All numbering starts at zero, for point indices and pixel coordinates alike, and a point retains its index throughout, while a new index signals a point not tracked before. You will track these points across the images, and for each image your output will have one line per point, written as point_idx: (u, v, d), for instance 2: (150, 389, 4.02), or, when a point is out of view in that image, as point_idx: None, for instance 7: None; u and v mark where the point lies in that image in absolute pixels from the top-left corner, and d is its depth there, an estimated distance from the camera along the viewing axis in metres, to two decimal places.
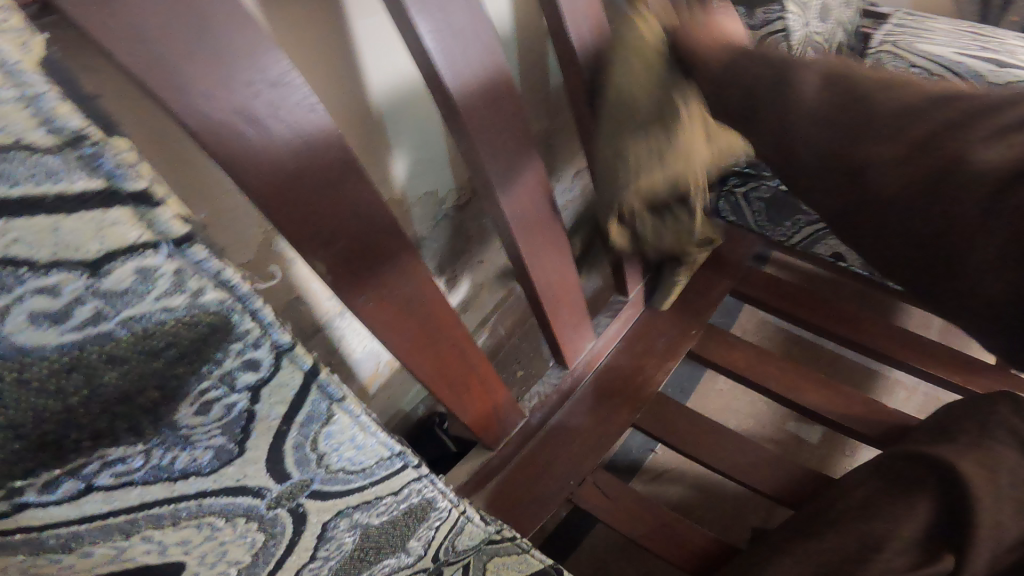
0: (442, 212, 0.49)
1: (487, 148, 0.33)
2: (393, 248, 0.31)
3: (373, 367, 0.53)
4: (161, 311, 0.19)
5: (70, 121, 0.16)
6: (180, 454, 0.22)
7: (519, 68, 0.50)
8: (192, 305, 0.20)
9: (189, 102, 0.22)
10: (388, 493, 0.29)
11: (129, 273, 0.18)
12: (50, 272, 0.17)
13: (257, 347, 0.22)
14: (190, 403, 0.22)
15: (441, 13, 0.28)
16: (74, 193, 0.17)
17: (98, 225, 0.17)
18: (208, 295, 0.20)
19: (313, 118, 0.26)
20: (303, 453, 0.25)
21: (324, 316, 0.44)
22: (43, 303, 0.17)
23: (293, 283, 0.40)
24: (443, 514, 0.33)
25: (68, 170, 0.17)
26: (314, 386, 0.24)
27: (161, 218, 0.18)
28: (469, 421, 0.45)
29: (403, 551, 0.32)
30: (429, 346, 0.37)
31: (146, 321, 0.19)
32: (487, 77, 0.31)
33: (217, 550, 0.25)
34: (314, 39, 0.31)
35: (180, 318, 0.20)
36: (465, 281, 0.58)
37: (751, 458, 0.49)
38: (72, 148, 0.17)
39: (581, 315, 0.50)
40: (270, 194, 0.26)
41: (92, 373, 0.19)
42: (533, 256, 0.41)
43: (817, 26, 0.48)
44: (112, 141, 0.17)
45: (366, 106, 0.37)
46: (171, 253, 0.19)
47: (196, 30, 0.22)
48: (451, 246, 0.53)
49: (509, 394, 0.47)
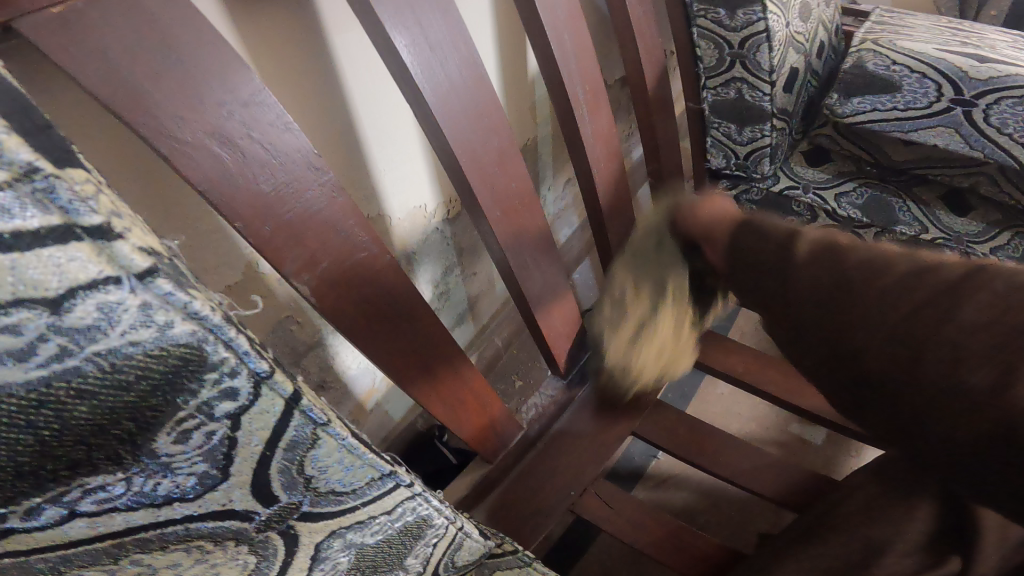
0: (431, 225, 0.52)
1: (473, 167, 0.37)
2: (392, 281, 0.33)
3: (368, 383, 0.56)
4: (130, 346, 0.16)
5: (20, 152, 0.14)
6: (162, 481, 0.21)
7: (502, 78, 0.54)
8: (162, 338, 0.17)
9: (159, 124, 0.22)
10: (382, 512, 0.31)
11: (91, 310, 0.15)
12: (11, 311, 0.14)
13: (235, 376, 0.19)
14: (168, 431, 0.19)
15: (419, 29, 0.31)
16: (29, 231, 0.14)
17: (56, 263, 0.15)
18: (178, 329, 0.17)
19: (289, 138, 0.26)
20: (289, 476, 0.24)
21: (315, 335, 0.46)
22: (7, 341, 0.15)
23: (282, 303, 0.42)
24: (440, 530, 0.36)
25: (20, 206, 0.14)
26: (297, 412, 0.22)
27: (122, 251, 0.15)
28: (465, 434, 0.46)
29: (402, 568, 0.36)
30: (421, 364, 0.38)
31: (116, 356, 0.16)
32: (463, 88, 0.34)
33: (208, 571, 0.26)
34: (293, 59, 0.34)
35: (152, 351, 0.17)
36: (457, 292, 0.62)
37: (751, 462, 0.54)
38: (24, 182, 0.14)
39: (574, 324, 0.53)
40: (252, 217, 0.26)
41: (61, 410, 0.16)
42: (522, 268, 0.44)
43: (798, 27, 0.53)
44: (68, 173, 0.15)
45: (347, 123, 0.39)
46: (135, 287, 0.16)
47: (163, 53, 0.22)
48: (441, 255, 0.56)
49: (503, 406, 0.49)
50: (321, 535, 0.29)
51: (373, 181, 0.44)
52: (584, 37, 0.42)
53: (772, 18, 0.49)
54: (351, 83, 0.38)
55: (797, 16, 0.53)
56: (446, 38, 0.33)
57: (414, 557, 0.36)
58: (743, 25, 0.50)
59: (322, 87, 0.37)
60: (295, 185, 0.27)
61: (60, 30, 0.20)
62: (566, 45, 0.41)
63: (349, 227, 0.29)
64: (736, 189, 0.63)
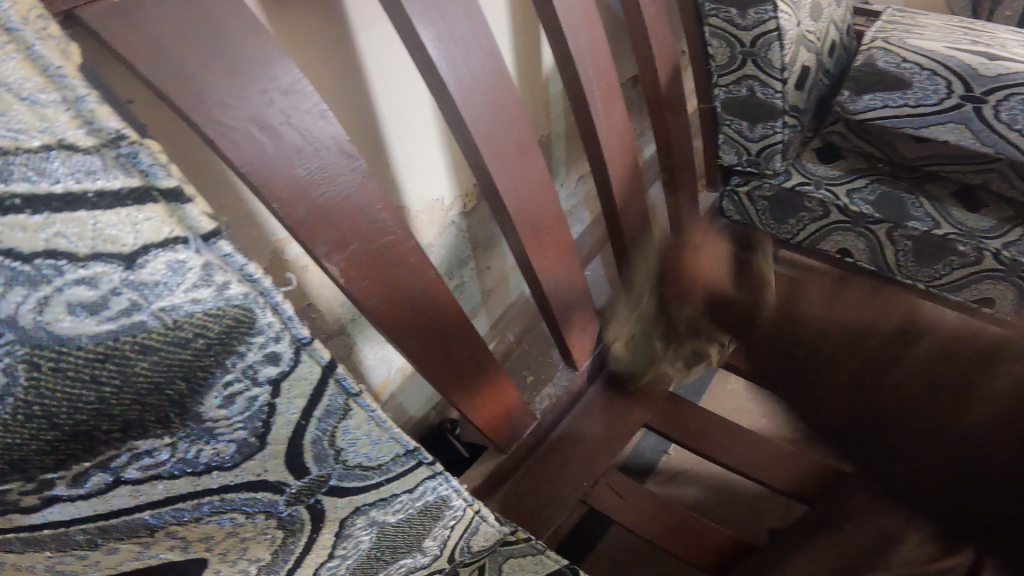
0: (448, 218, 0.53)
1: (495, 158, 0.38)
2: (418, 263, 0.34)
3: (385, 373, 0.57)
4: (190, 304, 0.19)
5: (110, 122, 0.18)
6: (204, 448, 0.22)
7: (519, 75, 0.55)
8: (218, 297, 0.20)
9: (206, 110, 0.23)
10: (403, 490, 0.31)
11: (161, 266, 0.19)
12: (91, 263, 0.18)
13: (279, 341, 0.21)
14: (215, 395, 0.21)
15: (442, 24, 0.32)
16: (111, 190, 0.18)
17: (132, 220, 0.18)
18: (233, 289, 0.20)
19: (323, 124, 0.27)
20: (321, 447, 0.25)
21: (336, 324, 0.47)
22: (81, 292, 0.17)
23: (306, 290, 0.42)
24: (457, 513, 0.36)
25: (106, 169, 0.18)
26: (332, 382, 0.24)
27: (190, 214, 0.19)
28: (480, 422, 0.47)
29: (419, 551, 0.36)
30: (439, 347, 0.38)
31: (176, 314, 0.19)
32: (485, 80, 0.35)
33: (239, 546, 0.26)
34: (322, 52, 0.35)
35: (208, 311, 0.19)
36: (472, 284, 0.63)
37: (767, 454, 0.54)
38: (109, 147, 0.18)
39: (588, 316, 0.54)
40: (289, 200, 0.27)
41: (124, 364, 0.18)
42: (540, 259, 0.45)
43: (810, 25, 0.54)
44: (146, 141, 0.18)
45: (372, 115, 0.41)
46: (199, 248, 0.19)
47: (211, 42, 0.23)
48: (458, 248, 0.57)
49: (520, 396, 0.49)
50: (345, 512, 0.29)
51: (395, 173, 0.45)
52: (599, 32, 0.43)
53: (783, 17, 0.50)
54: (376, 76, 0.39)
55: (808, 15, 0.54)
56: (469, 33, 0.34)
57: (432, 539, 0.36)
58: (754, 24, 0.50)
59: (350, 80, 0.38)
60: (330, 169, 0.28)
61: (118, 18, 0.21)
62: (583, 41, 0.42)
63: (380, 212, 0.30)
64: (749, 185, 0.64)
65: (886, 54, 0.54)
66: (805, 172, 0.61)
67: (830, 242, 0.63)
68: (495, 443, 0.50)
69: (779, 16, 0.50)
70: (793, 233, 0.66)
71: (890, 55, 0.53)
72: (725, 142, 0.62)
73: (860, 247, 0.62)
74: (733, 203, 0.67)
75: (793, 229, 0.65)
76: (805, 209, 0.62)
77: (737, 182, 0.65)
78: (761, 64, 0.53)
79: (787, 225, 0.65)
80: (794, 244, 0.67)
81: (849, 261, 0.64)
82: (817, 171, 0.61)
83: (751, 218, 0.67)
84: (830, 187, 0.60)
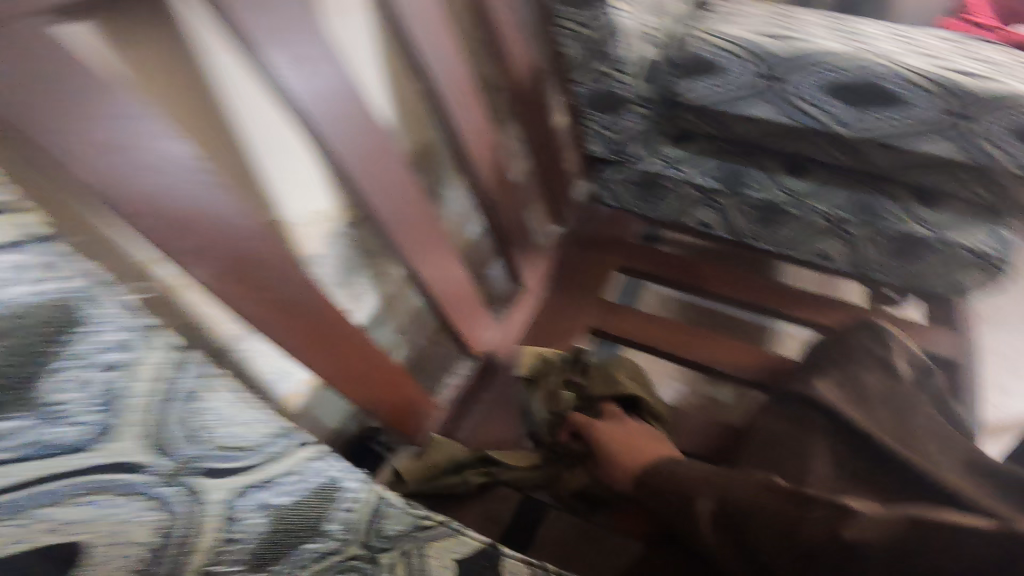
0: (332, 228, 0.56)
1: (359, 164, 0.41)
2: (282, 264, 0.37)
3: (291, 386, 0.57)
4: (28, 293, 0.22)
5: None
6: (56, 431, 0.23)
7: (393, 83, 0.57)
8: (57, 288, 0.23)
9: (46, 125, 0.25)
10: (291, 470, 0.34)
11: (4, 262, 0.22)
12: None
13: (108, 328, 0.25)
14: (54, 378, 0.23)
15: (294, 46, 0.35)
16: None
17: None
18: (72, 280, 0.24)
19: (168, 140, 0.29)
20: (177, 426, 0.28)
21: (224, 341, 0.48)
22: None
23: (186, 308, 0.42)
24: (353, 494, 0.38)
25: None
26: (170, 362, 0.29)
27: (19, 218, 0.22)
28: (382, 412, 0.51)
29: (320, 535, 0.35)
30: (326, 343, 0.42)
31: (13, 302, 0.22)
32: (340, 92, 0.38)
33: (119, 537, 0.25)
34: (169, 77, 0.38)
35: (45, 299, 0.23)
36: (370, 291, 0.62)
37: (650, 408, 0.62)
38: None
39: (475, 306, 0.60)
40: (137, 210, 0.29)
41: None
42: (414, 256, 0.49)
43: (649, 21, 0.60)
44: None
45: (232, 134, 0.43)
46: (33, 248, 0.23)
47: (46, 67, 0.25)
48: (350, 255, 0.59)
49: (417, 384, 0.54)
50: (228, 494, 0.31)
51: (265, 187, 0.47)
52: (449, 40, 0.47)
53: (620, 15, 0.57)
54: (230, 100, 0.42)
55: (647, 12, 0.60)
56: (324, 50, 0.37)
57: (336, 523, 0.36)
58: (601, 24, 0.56)
59: (206, 101, 0.40)
60: (178, 185, 0.30)
61: None
62: (436, 52, 0.46)
63: (238, 220, 0.33)
64: (617, 173, 0.72)
65: (703, 41, 0.61)
66: (660, 158, 0.69)
67: (692, 217, 0.72)
68: (407, 432, 0.55)
69: (619, 14, 0.57)
70: (658, 212, 0.73)
71: (706, 42, 0.61)
72: (589, 130, 0.68)
73: (715, 219, 0.70)
74: (608, 191, 0.74)
75: (661, 209, 0.73)
76: (668, 189, 0.70)
77: (608, 171, 0.72)
78: (609, 61, 0.59)
79: (653, 206, 0.73)
80: (665, 222, 0.74)
81: (708, 232, 0.72)
82: (671, 155, 0.69)
83: (625, 201, 0.74)
84: (680, 168, 0.68)
